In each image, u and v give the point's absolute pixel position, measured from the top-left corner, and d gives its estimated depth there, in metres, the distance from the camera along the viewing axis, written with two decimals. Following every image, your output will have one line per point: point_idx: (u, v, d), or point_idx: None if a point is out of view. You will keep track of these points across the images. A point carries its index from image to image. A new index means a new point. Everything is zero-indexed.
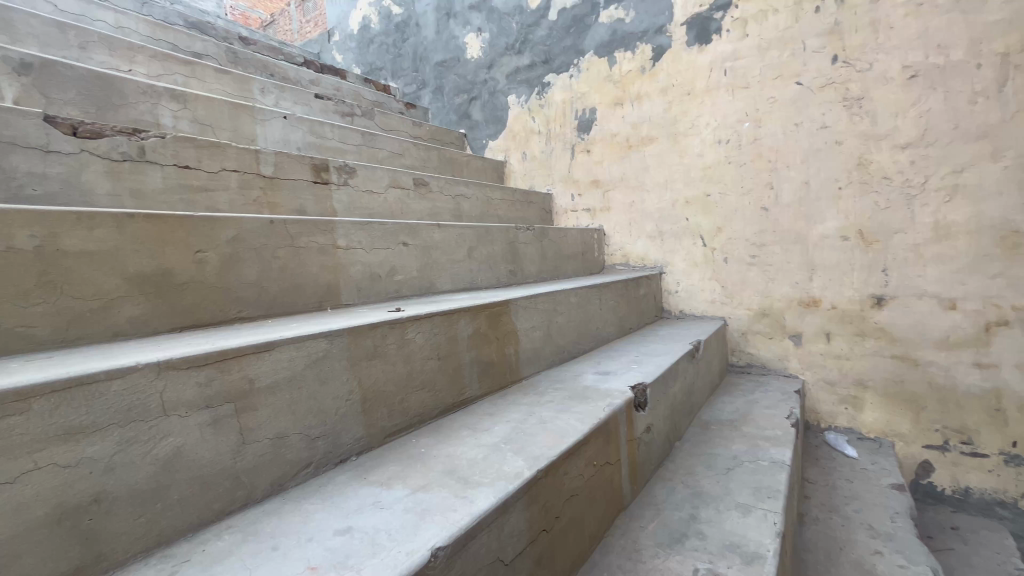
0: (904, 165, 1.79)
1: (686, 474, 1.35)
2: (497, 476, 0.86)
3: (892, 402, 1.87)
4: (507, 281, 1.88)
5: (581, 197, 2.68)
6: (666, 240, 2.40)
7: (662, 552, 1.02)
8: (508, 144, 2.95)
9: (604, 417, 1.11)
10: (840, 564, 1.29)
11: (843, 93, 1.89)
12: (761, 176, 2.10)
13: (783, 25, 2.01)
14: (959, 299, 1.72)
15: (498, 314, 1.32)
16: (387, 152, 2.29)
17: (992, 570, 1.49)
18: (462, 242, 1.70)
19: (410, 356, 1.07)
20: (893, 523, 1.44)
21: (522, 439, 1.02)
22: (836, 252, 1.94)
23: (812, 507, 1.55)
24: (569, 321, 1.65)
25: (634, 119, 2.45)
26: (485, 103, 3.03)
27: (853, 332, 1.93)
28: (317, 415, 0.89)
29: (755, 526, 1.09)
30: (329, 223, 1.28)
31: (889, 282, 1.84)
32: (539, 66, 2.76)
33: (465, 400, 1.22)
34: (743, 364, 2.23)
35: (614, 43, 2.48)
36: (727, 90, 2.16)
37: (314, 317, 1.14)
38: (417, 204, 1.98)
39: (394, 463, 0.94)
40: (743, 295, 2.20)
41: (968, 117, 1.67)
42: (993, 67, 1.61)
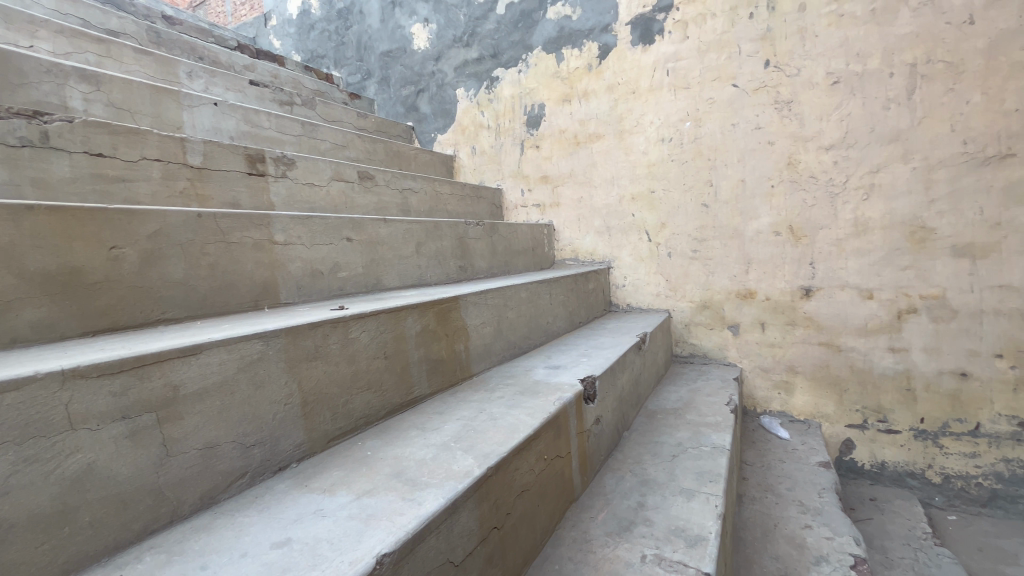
0: (828, 164, 1.91)
1: (634, 463, 1.38)
2: (446, 476, 0.84)
3: (819, 386, 2.01)
4: (456, 278, 1.86)
5: (530, 192, 2.68)
6: (614, 235, 2.45)
7: (611, 540, 1.04)
8: (457, 138, 2.90)
9: (555, 411, 1.12)
10: (774, 540, 1.37)
11: (774, 96, 2.00)
12: (701, 173, 2.18)
13: (720, 29, 2.09)
14: (875, 289, 1.87)
15: (446, 311, 1.29)
16: (329, 144, 2.19)
17: (904, 536, 1.63)
18: (410, 237, 1.66)
19: (354, 356, 1.02)
20: (821, 498, 1.55)
21: (472, 436, 1.00)
22: (769, 246, 2.06)
23: (750, 487, 1.64)
24: (519, 316, 1.65)
25: (582, 116, 2.48)
26: (433, 95, 2.96)
27: (784, 322, 2.05)
28: (253, 422, 0.84)
29: (698, 509, 1.14)
30: (264, 217, 1.20)
31: (816, 275, 1.97)
32: (487, 60, 2.73)
33: (413, 399, 1.19)
34: (686, 355, 2.32)
35: (561, 40, 2.49)
36: (670, 90, 2.23)
37: (250, 317, 1.07)
38: (362, 198, 1.91)
39: (338, 468, 0.90)
40: (685, 288, 2.28)
41: (882, 121, 1.81)
42: (904, 76, 1.76)
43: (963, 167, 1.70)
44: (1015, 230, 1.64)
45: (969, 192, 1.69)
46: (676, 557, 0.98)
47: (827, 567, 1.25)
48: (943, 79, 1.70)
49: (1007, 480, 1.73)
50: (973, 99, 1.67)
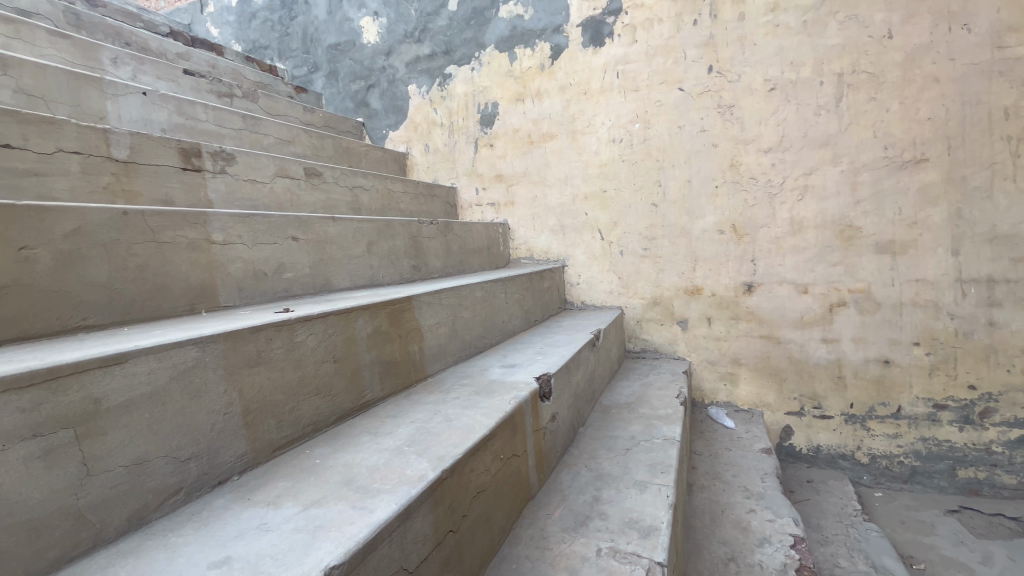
0: (766, 166, 2.02)
1: (590, 458, 1.40)
2: (399, 481, 0.82)
3: (760, 377, 2.12)
4: (410, 278, 1.82)
5: (485, 191, 2.66)
6: (568, 234, 2.48)
7: (568, 536, 1.05)
8: (409, 135, 2.84)
9: (510, 410, 1.12)
10: (722, 525, 1.43)
11: (717, 100, 2.09)
12: (650, 174, 2.25)
13: (667, 34, 2.16)
14: (810, 284, 1.99)
15: (399, 312, 1.26)
16: (273, 139, 2.09)
17: (838, 514, 1.75)
18: (360, 236, 1.61)
19: (300, 360, 0.98)
20: (764, 483, 1.63)
21: (426, 439, 0.98)
22: (714, 245, 2.15)
23: (699, 476, 1.70)
24: (475, 316, 1.63)
25: (535, 116, 2.49)
26: (384, 91, 2.89)
27: (728, 316, 2.15)
28: (187, 434, 0.78)
29: (651, 501, 1.17)
30: (200, 215, 1.13)
31: (756, 271, 2.08)
32: (439, 57, 2.70)
33: (365, 402, 1.15)
34: (638, 350, 2.37)
35: (514, 39, 2.49)
36: (619, 92, 2.28)
37: (186, 321, 1.00)
38: (309, 195, 1.83)
39: (283, 479, 0.85)
40: (636, 285, 2.34)
41: (814, 127, 1.93)
42: (832, 84, 1.89)
43: (885, 170, 1.84)
44: (929, 229, 1.80)
45: (890, 193, 1.84)
46: (630, 548, 1.00)
47: (770, 548, 1.32)
48: (867, 88, 1.84)
49: (924, 457, 1.89)
50: (892, 107, 1.82)
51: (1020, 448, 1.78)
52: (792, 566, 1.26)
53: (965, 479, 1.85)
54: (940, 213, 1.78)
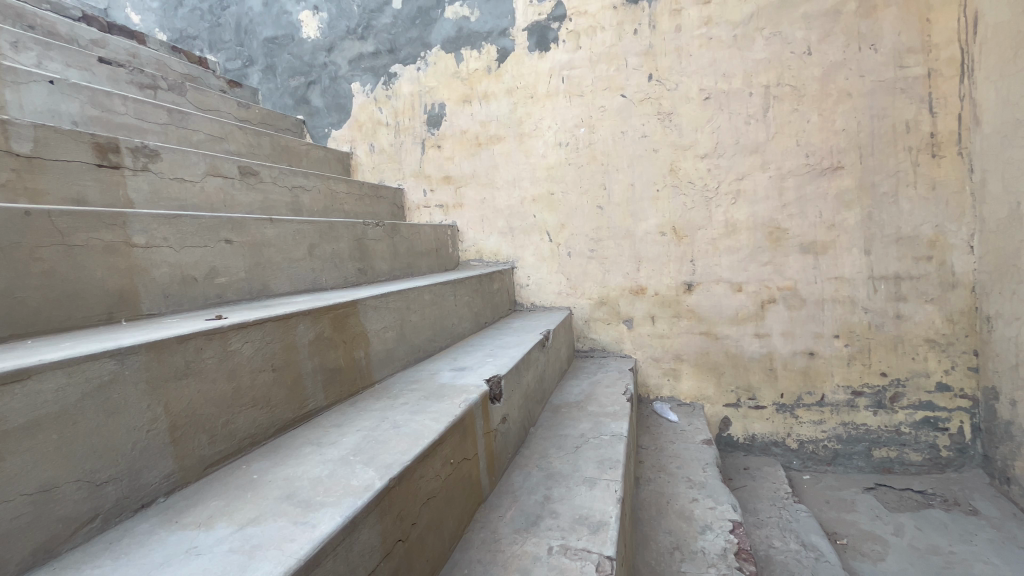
0: (703, 171, 2.13)
1: (540, 457, 1.42)
2: (344, 493, 0.79)
3: (701, 371, 2.22)
4: (355, 281, 1.76)
5: (433, 193, 2.62)
6: (516, 236, 2.49)
7: (519, 537, 1.05)
8: (353, 134, 2.75)
9: (460, 413, 1.10)
10: (667, 516, 1.49)
11: (657, 107, 2.17)
12: (595, 177, 2.30)
13: (609, 42, 2.22)
14: (743, 282, 2.11)
15: (343, 316, 1.21)
16: (204, 136, 1.96)
17: (771, 497, 1.87)
18: (301, 238, 1.54)
19: (235, 370, 0.92)
20: (705, 473, 1.71)
21: (372, 447, 0.95)
22: (656, 246, 2.23)
23: (646, 469, 1.76)
24: (423, 319, 1.61)
25: (482, 117, 2.48)
26: (325, 88, 2.78)
27: (671, 314, 2.24)
28: (104, 456, 0.71)
29: (600, 497, 1.19)
30: (118, 216, 1.04)
31: (695, 270, 2.18)
32: (383, 55, 2.63)
33: (308, 412, 1.10)
34: (587, 349, 2.42)
35: (460, 41, 2.48)
36: (565, 96, 2.32)
37: (102, 331, 0.91)
38: (244, 195, 1.73)
39: (216, 498, 0.80)
40: (584, 286, 2.39)
41: (745, 135, 2.06)
42: (760, 95, 2.03)
43: (807, 176, 1.99)
44: (845, 230, 1.96)
45: (812, 198, 1.99)
46: (580, 545, 1.02)
47: (711, 534, 1.39)
48: (790, 100, 1.99)
49: (845, 440, 2.06)
50: (812, 118, 1.97)
51: (925, 427, 1.97)
52: (731, 550, 1.32)
53: (880, 459, 2.03)
54: (854, 216, 1.95)
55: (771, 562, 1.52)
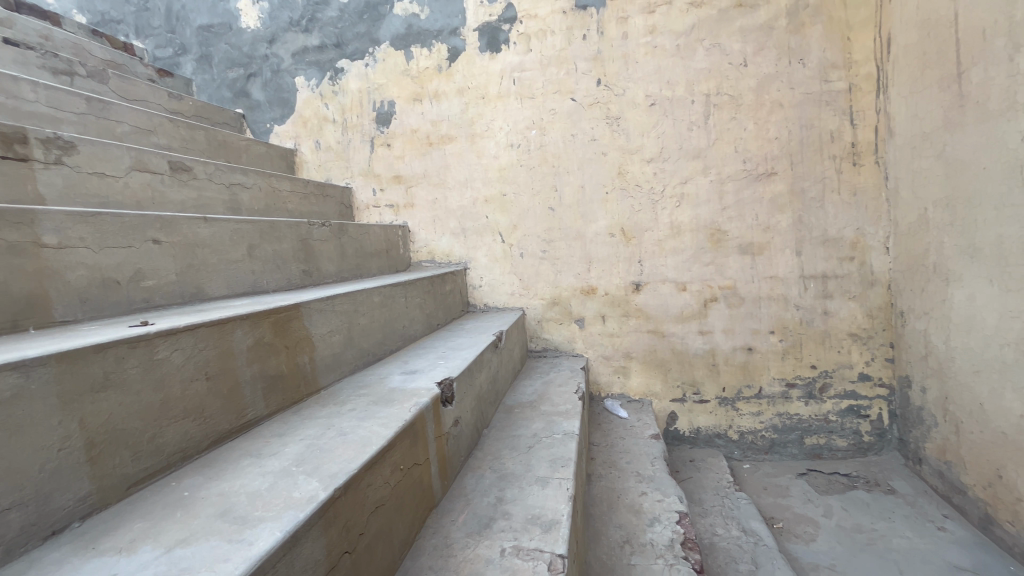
0: (649, 175, 2.20)
1: (493, 459, 1.41)
2: (285, 506, 0.75)
3: (649, 368, 2.29)
4: (299, 283, 1.68)
5: (383, 192, 2.55)
6: (469, 237, 2.46)
7: (472, 541, 1.04)
8: (297, 130, 2.63)
9: (410, 418, 1.08)
10: (618, 511, 1.52)
11: (606, 112, 2.23)
12: (547, 179, 2.33)
13: (559, 46, 2.25)
14: (687, 282, 2.20)
15: (285, 320, 1.16)
16: (129, 127, 1.81)
17: (714, 487, 1.96)
18: (239, 238, 1.45)
19: (162, 380, 0.85)
20: (654, 466, 1.77)
21: (317, 457, 0.91)
22: (605, 246, 2.28)
23: (597, 466, 1.79)
24: (372, 321, 1.56)
25: (434, 116, 2.45)
26: (266, 82, 2.65)
27: (620, 313, 2.29)
28: (7, 480, 0.64)
29: (552, 495, 1.21)
30: (25, 214, 0.94)
31: (643, 270, 2.25)
32: (330, 49, 2.54)
33: (246, 422, 1.04)
34: (540, 349, 2.42)
35: (410, 38, 2.43)
36: (516, 97, 2.33)
37: (7, 341, 0.82)
38: (175, 192, 1.62)
39: (141, 518, 0.74)
40: (537, 286, 2.39)
41: (688, 140, 2.15)
42: (701, 103, 2.12)
43: (744, 181, 2.11)
44: (778, 233, 2.09)
45: (749, 201, 2.11)
46: (533, 544, 1.02)
47: (659, 526, 1.43)
48: (728, 108, 2.10)
49: (780, 430, 2.19)
50: (748, 127, 2.09)
51: (849, 415, 2.13)
52: (677, 541, 1.37)
53: (812, 446, 2.17)
54: (787, 219, 2.08)
55: (715, 549, 1.59)
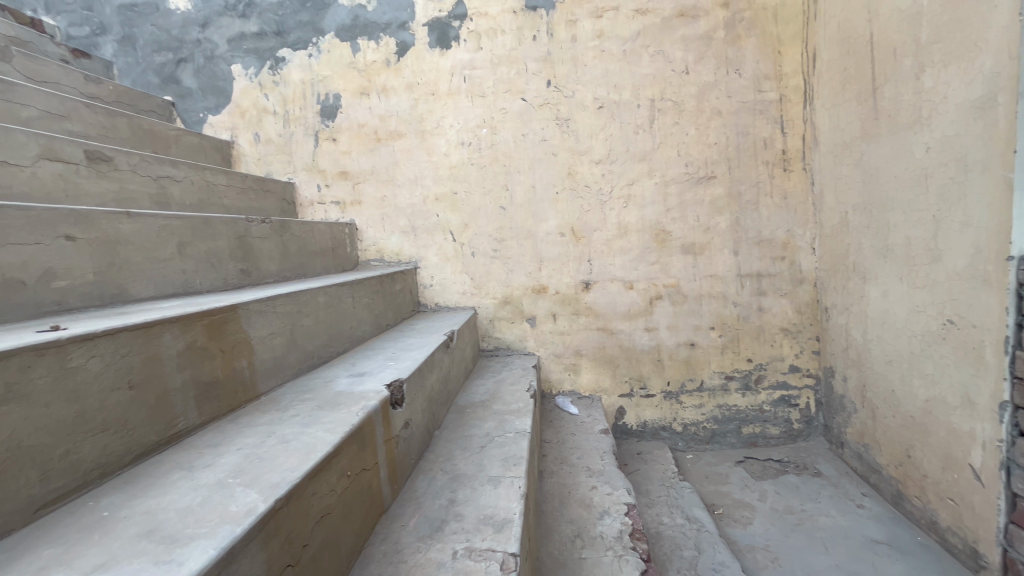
0: (598, 176, 2.25)
1: (445, 460, 1.39)
2: (219, 521, 0.70)
3: (599, 365, 2.34)
4: (237, 283, 1.59)
5: (328, 188, 2.45)
6: (419, 236, 2.41)
7: (424, 545, 1.02)
8: (234, 121, 2.48)
9: (357, 422, 1.04)
10: (569, 505, 1.55)
11: (556, 112, 2.26)
12: (498, 178, 2.32)
13: (509, 45, 2.26)
14: (634, 281, 2.27)
15: (220, 323, 1.09)
16: (38, 112, 1.62)
17: (660, 478, 2.03)
18: (168, 235, 1.35)
19: (77, 390, 0.78)
20: (603, 461, 1.81)
21: (256, 467, 0.86)
22: (556, 246, 2.31)
23: (549, 462, 1.81)
24: (317, 323, 1.50)
25: (382, 111, 2.38)
26: (199, 68, 2.47)
27: (570, 312, 2.33)
28: None
29: (505, 494, 1.21)
30: None
31: (593, 270, 2.30)
32: (269, 37, 2.42)
33: (176, 433, 0.96)
34: (492, 348, 2.41)
35: (356, 29, 2.35)
36: (467, 95, 2.31)
37: None
38: (93, 184, 1.48)
39: (52, 544, 0.66)
40: (488, 285, 2.38)
41: (634, 143, 2.22)
42: (646, 108, 2.20)
43: (686, 184, 2.20)
44: (718, 233, 2.20)
45: (691, 203, 2.21)
46: (485, 545, 1.02)
47: (608, 519, 1.47)
48: (672, 114, 2.19)
49: (720, 420, 2.30)
50: (690, 132, 2.19)
51: (781, 404, 2.28)
52: (626, 532, 1.41)
53: (748, 435, 2.30)
54: (725, 221, 2.20)
55: (661, 537, 1.65)
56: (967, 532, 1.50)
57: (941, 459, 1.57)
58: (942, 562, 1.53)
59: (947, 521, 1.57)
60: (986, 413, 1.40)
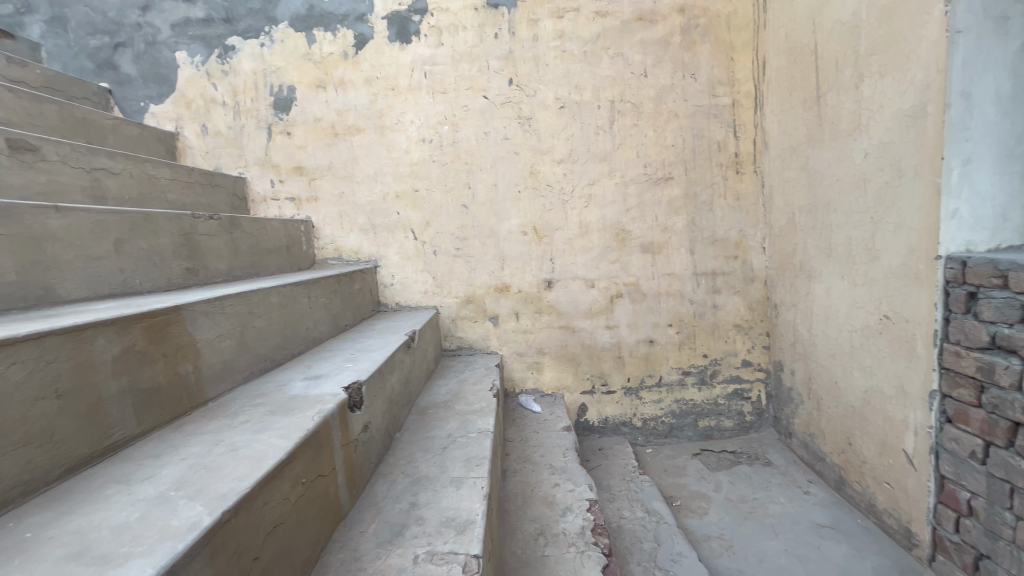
0: (560, 175, 2.27)
1: (406, 463, 1.36)
2: (159, 538, 0.66)
3: (561, 363, 2.36)
4: (182, 283, 1.50)
5: (282, 184, 2.35)
6: (379, 234, 2.35)
7: (383, 551, 0.99)
8: (179, 111, 2.33)
9: (313, 427, 1.00)
10: (532, 504, 1.55)
11: (518, 111, 2.25)
12: (459, 176, 2.30)
13: (471, 42, 2.24)
14: (596, 279, 2.30)
15: (162, 326, 1.02)
16: None
17: (620, 473, 2.07)
18: (104, 231, 1.26)
19: None
20: (565, 458, 1.83)
21: (202, 477, 0.81)
22: (519, 245, 2.31)
23: (512, 461, 1.81)
24: (270, 324, 1.43)
25: (339, 105, 2.31)
26: (139, 54, 2.31)
27: (533, 310, 2.34)
28: None
29: (467, 495, 1.19)
30: None
31: (555, 268, 2.31)
32: (218, 24, 2.30)
33: (112, 444, 0.89)
34: (454, 348, 2.38)
35: (312, 20, 2.27)
36: (427, 92, 2.28)
37: None
38: (18, 175, 1.34)
39: None
40: (450, 284, 2.35)
41: (595, 144, 2.25)
42: (607, 109, 2.23)
43: (645, 185, 2.26)
44: (675, 233, 2.27)
45: (649, 203, 2.26)
46: (447, 548, 1.00)
47: (571, 515, 1.48)
48: (631, 115, 2.23)
49: (677, 414, 2.37)
50: (648, 134, 2.24)
51: (734, 398, 2.37)
52: (588, 528, 1.43)
53: (704, 428, 2.38)
54: (681, 221, 2.26)
55: (622, 531, 1.68)
56: (901, 513, 1.60)
57: (879, 446, 1.67)
58: (880, 542, 1.63)
59: (884, 503, 1.67)
60: (918, 401, 1.50)
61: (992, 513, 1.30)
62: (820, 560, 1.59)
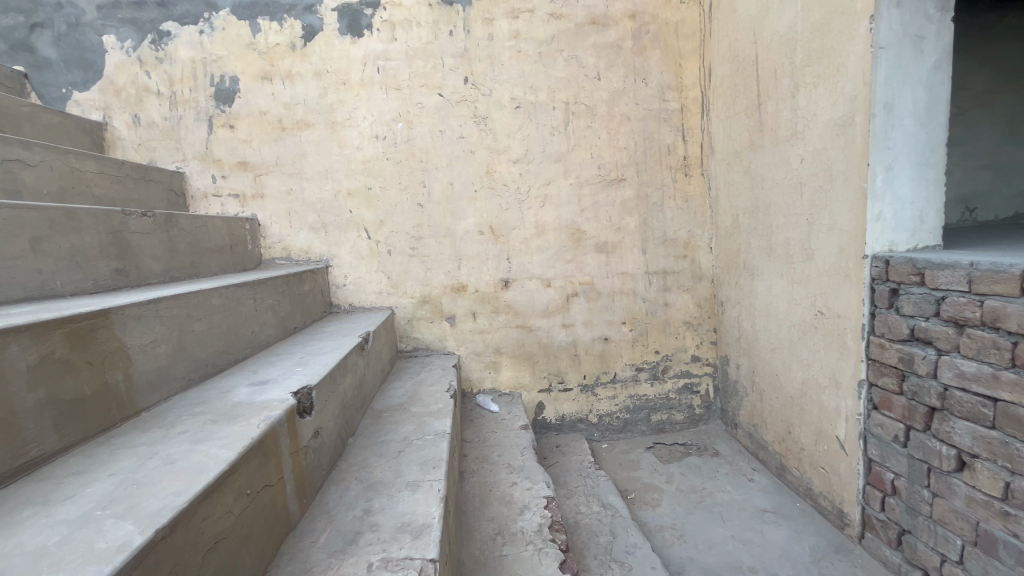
0: (516, 174, 2.27)
1: (360, 468, 1.33)
2: (82, 562, 0.61)
3: (519, 362, 2.36)
4: (111, 285, 1.39)
5: (225, 179, 2.22)
6: (330, 232, 2.27)
7: (335, 560, 0.96)
8: (107, 99, 2.16)
9: (258, 435, 0.96)
10: (490, 504, 1.55)
11: (473, 110, 2.24)
12: (414, 173, 2.26)
13: (425, 38, 2.20)
14: (552, 278, 2.33)
15: (86, 331, 0.94)
16: None
17: (577, 469, 2.10)
18: (19, 228, 1.14)
19: None
20: (523, 456, 1.83)
21: (133, 493, 0.76)
22: (475, 244, 2.30)
23: (470, 462, 1.80)
24: (211, 327, 1.35)
25: (286, 98, 2.21)
26: (60, 36, 2.12)
27: (490, 310, 2.33)
28: None
29: (423, 499, 1.17)
30: None
31: (512, 268, 2.32)
32: (151, 7, 2.15)
33: (29, 462, 0.82)
34: (410, 349, 2.33)
35: (256, 8, 2.17)
36: (381, 87, 2.22)
37: None
38: None
39: None
40: (405, 284, 2.30)
41: (550, 144, 2.27)
42: (561, 111, 2.26)
43: (599, 186, 2.30)
44: (628, 233, 2.33)
45: (603, 204, 2.31)
46: (402, 553, 0.98)
47: (528, 514, 1.49)
48: (585, 117, 2.27)
49: (631, 409, 2.44)
50: (602, 135, 2.28)
51: (685, 392, 2.46)
52: (545, 525, 1.44)
53: (657, 422, 2.46)
54: (634, 221, 2.33)
55: (579, 526, 1.71)
56: (835, 496, 1.71)
57: (815, 433, 1.78)
58: (817, 524, 1.74)
59: (819, 487, 1.78)
60: (848, 390, 1.61)
61: (912, 491, 1.41)
62: (763, 544, 1.68)
